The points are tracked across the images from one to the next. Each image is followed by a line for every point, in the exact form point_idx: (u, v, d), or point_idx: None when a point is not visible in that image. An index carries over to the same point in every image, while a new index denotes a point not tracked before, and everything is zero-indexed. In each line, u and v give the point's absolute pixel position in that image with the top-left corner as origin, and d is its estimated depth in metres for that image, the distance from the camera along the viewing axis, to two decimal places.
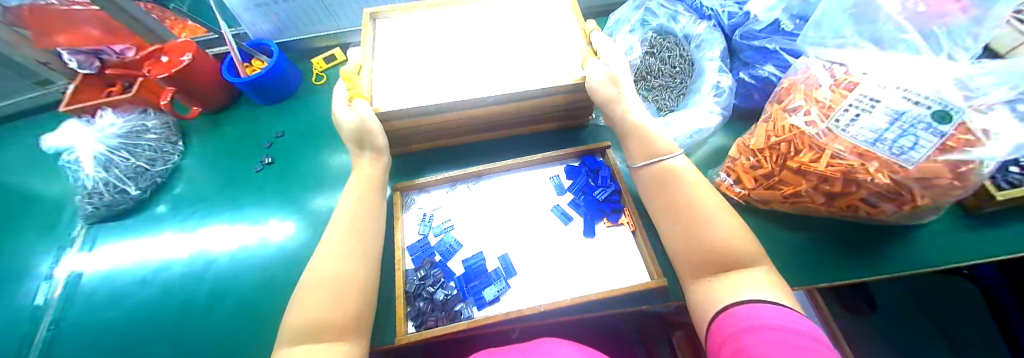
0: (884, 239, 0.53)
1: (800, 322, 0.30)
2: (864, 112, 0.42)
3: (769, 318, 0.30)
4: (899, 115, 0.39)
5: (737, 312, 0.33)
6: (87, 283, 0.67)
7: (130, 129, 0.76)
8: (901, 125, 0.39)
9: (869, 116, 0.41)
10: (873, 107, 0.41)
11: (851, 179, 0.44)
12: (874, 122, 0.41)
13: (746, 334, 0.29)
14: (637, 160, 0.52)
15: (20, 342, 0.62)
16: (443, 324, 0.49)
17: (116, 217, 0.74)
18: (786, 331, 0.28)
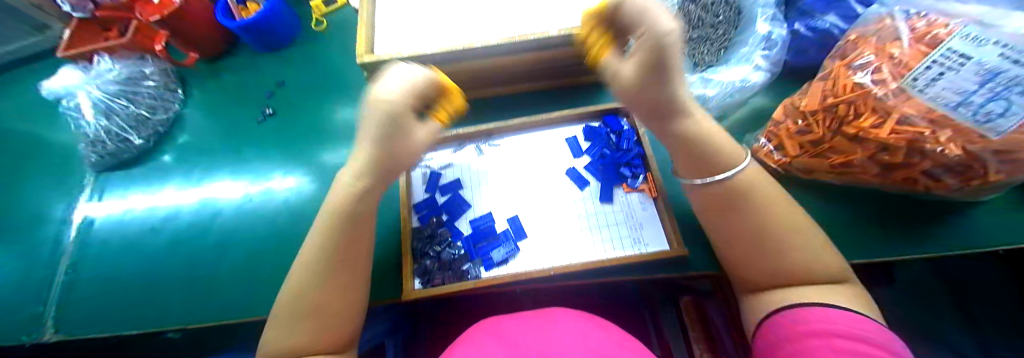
0: (931, 215, 0.49)
1: (870, 330, 0.27)
2: (950, 71, 0.30)
3: (831, 322, 0.28)
4: (992, 75, 0.27)
5: (793, 313, 0.31)
6: (103, 229, 0.70)
7: (127, 75, 0.73)
8: (995, 88, 0.28)
9: (953, 76, 0.30)
10: (962, 65, 0.29)
11: (916, 148, 0.38)
12: (958, 83, 0.30)
13: (806, 338, 0.28)
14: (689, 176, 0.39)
15: (44, 282, 0.67)
16: (450, 282, 0.48)
17: (122, 166, 0.74)
18: (850, 339, 0.26)
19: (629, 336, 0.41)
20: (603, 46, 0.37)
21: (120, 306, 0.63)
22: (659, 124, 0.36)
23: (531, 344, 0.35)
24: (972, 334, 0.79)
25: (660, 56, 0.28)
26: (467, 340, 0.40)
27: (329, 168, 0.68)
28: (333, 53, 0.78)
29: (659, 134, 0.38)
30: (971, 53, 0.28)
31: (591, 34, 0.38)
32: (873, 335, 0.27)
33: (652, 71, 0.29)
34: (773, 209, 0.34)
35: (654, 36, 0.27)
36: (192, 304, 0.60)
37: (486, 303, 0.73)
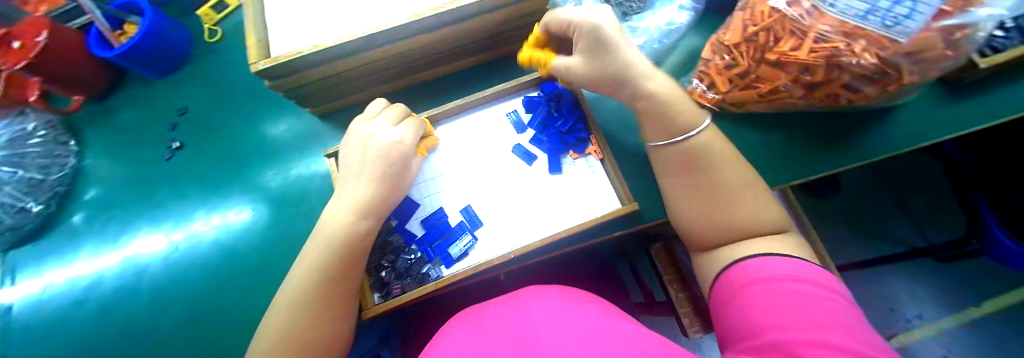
0: (860, 126, 0.51)
1: (818, 275, 0.28)
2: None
3: (776, 269, 0.28)
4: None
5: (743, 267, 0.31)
6: (19, 313, 0.62)
7: (11, 136, 0.57)
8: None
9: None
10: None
11: (834, 63, 0.37)
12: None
13: (748, 288, 0.28)
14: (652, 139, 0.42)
15: None
16: (411, 289, 0.47)
17: (24, 241, 0.64)
18: (792, 280, 0.27)
19: (594, 295, 0.41)
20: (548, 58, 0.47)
21: None
22: (625, 93, 0.41)
23: (492, 323, 0.33)
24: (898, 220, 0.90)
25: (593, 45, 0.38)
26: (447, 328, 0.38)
27: (257, 193, 0.65)
28: (236, 67, 0.70)
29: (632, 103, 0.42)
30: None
31: (535, 61, 0.48)
32: (815, 277, 0.27)
33: (592, 50, 0.39)
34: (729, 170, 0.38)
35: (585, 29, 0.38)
36: None
37: (466, 294, 0.72)
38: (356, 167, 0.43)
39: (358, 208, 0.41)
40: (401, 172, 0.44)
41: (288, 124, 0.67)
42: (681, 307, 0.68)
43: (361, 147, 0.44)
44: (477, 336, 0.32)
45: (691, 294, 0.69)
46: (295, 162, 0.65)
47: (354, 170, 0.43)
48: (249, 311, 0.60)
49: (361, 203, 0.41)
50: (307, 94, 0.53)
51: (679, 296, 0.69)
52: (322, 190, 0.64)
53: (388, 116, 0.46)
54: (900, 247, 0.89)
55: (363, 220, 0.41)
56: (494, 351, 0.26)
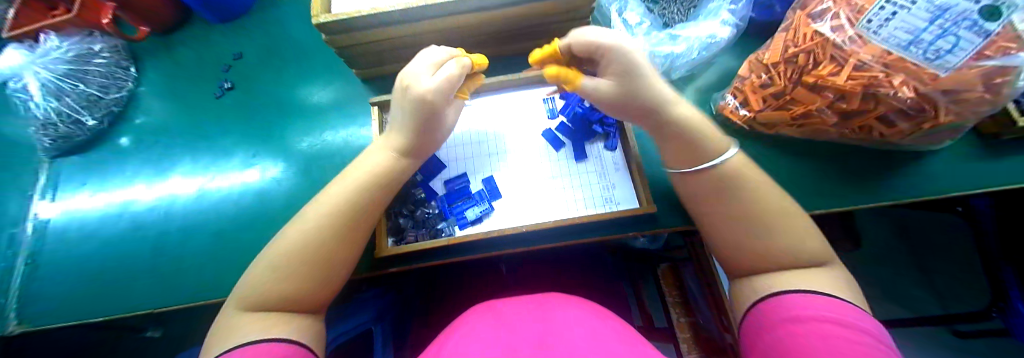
0: (893, 166, 0.50)
1: (844, 314, 0.27)
2: (902, 11, 0.30)
3: (812, 309, 0.27)
4: (942, 12, 0.27)
5: (774, 300, 0.30)
6: (58, 218, 0.67)
7: (77, 52, 0.64)
8: (943, 25, 0.28)
9: (904, 16, 0.30)
10: (914, 3, 0.28)
11: (872, 93, 0.37)
12: (910, 22, 0.30)
13: (784, 326, 0.27)
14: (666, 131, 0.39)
15: None
16: (423, 239, 0.49)
17: (78, 151, 0.70)
18: (833, 324, 0.25)
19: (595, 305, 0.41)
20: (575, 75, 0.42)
21: (92, 293, 0.63)
22: (653, 121, 0.40)
23: (517, 324, 0.33)
24: (918, 281, 0.87)
25: (631, 58, 0.36)
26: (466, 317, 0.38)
27: (293, 143, 0.69)
28: (294, 24, 0.74)
29: (658, 132, 0.40)
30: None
31: (557, 76, 0.41)
32: (861, 324, 0.26)
33: (626, 74, 0.37)
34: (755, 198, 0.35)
35: (620, 51, 0.36)
36: (159, 286, 0.63)
37: (468, 276, 0.73)
38: (401, 107, 0.41)
39: (402, 147, 0.42)
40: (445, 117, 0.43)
41: (331, 83, 0.71)
42: (681, 332, 0.67)
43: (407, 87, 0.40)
44: (495, 331, 0.31)
45: (692, 321, 0.69)
46: (332, 121, 0.69)
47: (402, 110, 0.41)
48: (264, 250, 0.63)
49: (406, 140, 0.42)
50: (355, 55, 0.56)
51: (680, 321, 0.69)
52: (352, 151, 0.67)
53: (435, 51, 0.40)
54: (917, 311, 0.85)
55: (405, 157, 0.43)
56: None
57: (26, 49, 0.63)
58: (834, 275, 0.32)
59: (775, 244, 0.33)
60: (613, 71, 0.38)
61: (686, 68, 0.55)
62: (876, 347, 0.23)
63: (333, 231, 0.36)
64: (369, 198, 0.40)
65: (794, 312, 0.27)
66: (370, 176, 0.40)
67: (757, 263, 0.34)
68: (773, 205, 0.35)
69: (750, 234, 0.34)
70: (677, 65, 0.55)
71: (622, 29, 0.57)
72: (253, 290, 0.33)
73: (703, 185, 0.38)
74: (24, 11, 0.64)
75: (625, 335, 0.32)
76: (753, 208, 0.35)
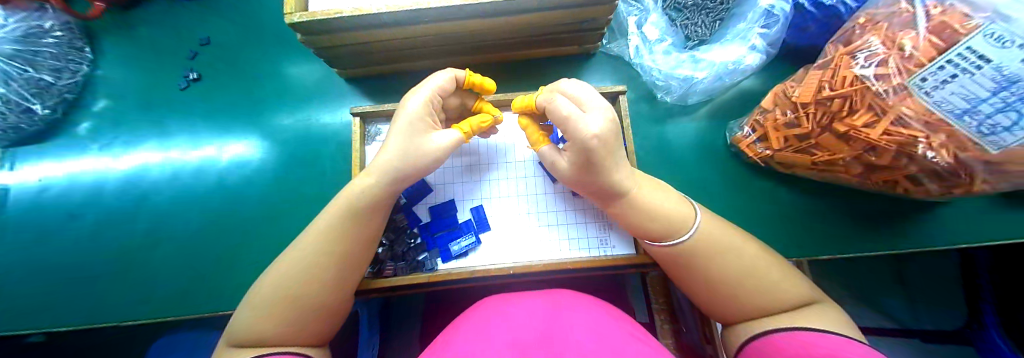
0: (904, 213, 0.49)
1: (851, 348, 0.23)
2: (963, 75, 0.25)
3: (810, 343, 0.25)
4: (1009, 84, 0.22)
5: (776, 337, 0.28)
6: (15, 214, 0.62)
7: (23, 31, 0.54)
8: (1008, 98, 0.23)
9: (964, 81, 0.25)
10: (979, 68, 0.24)
11: (905, 152, 0.34)
12: (969, 90, 0.25)
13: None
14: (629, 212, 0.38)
15: None
16: (402, 274, 0.46)
17: (30, 141, 0.63)
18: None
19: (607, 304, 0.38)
20: (538, 138, 0.41)
21: (58, 296, 0.60)
22: (603, 201, 0.39)
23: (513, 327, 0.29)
24: None
25: (586, 151, 0.33)
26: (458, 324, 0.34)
27: (271, 143, 0.63)
28: (268, 5, 0.65)
29: (606, 209, 0.40)
30: (992, 56, 0.22)
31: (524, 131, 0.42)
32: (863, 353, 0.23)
33: (580, 162, 0.35)
34: (727, 246, 0.35)
35: (576, 143, 0.33)
36: (129, 293, 0.60)
37: None
38: (407, 123, 0.38)
39: (392, 162, 0.38)
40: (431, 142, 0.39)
41: (314, 79, 0.64)
42: (665, 338, 0.57)
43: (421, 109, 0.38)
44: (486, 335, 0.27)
45: (677, 329, 0.59)
46: (314, 119, 0.63)
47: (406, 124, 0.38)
48: (243, 255, 0.60)
49: (400, 155, 0.38)
50: (336, 56, 0.49)
51: (663, 328, 0.59)
52: (334, 157, 0.62)
53: (440, 79, 0.39)
54: None
55: (390, 180, 0.38)
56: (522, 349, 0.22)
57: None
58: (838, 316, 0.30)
59: (758, 295, 0.32)
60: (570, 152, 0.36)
61: (702, 94, 0.53)
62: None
63: (313, 274, 0.34)
64: (353, 232, 0.37)
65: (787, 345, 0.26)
66: (355, 208, 0.37)
67: (741, 309, 0.33)
68: (749, 256, 0.35)
69: (727, 279, 0.34)
70: (694, 90, 0.52)
71: (638, 43, 0.51)
72: (240, 323, 0.32)
73: (663, 255, 0.38)
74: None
75: (642, 339, 0.28)
76: (727, 253, 0.35)
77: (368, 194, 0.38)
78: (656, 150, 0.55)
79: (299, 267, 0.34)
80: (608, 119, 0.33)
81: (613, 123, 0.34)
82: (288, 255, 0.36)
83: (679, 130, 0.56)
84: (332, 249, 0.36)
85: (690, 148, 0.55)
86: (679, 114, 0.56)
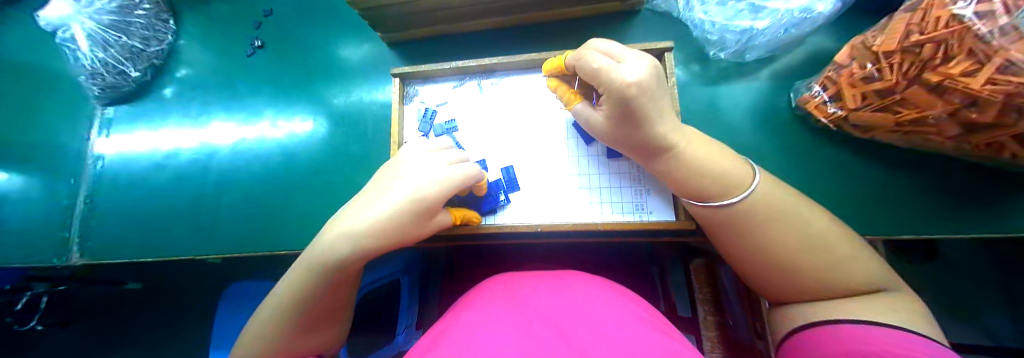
0: (997, 189, 0.44)
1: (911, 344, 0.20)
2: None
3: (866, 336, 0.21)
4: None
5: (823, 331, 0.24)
6: (112, 164, 0.72)
7: (119, 2, 0.62)
8: None
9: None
10: None
11: (1014, 105, 0.29)
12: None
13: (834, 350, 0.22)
14: (675, 172, 0.35)
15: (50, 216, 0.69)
16: (435, 224, 0.48)
17: (125, 101, 0.73)
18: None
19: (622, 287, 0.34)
20: (572, 96, 0.40)
21: (141, 236, 0.69)
22: (642, 158, 0.38)
23: (545, 317, 0.23)
24: None
25: (624, 102, 0.32)
26: (482, 299, 0.29)
27: (319, 108, 0.67)
28: None
29: (648, 167, 0.38)
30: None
31: (556, 91, 0.42)
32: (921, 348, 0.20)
33: (618, 117, 0.34)
34: (789, 210, 0.31)
35: (613, 96, 0.32)
36: (197, 237, 0.67)
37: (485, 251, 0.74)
38: (409, 204, 0.33)
39: (376, 230, 0.32)
40: (432, 225, 0.36)
41: (360, 46, 0.68)
42: (705, 330, 0.53)
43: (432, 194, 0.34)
44: (512, 322, 0.22)
45: (723, 321, 0.54)
46: (360, 84, 0.67)
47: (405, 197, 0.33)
48: (295, 210, 0.65)
49: (383, 234, 0.32)
50: (381, 16, 0.52)
51: (706, 320, 0.55)
52: (376, 119, 0.65)
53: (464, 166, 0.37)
54: None
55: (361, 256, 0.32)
56: (536, 343, 0.18)
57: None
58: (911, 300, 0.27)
59: (819, 269, 0.29)
60: (605, 106, 0.35)
61: (763, 49, 0.50)
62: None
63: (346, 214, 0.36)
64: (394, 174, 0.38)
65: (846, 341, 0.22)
66: None
67: (800, 284, 0.29)
68: (817, 223, 0.31)
69: (783, 250, 0.30)
70: (754, 44, 0.49)
71: None
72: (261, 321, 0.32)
73: (712, 217, 0.35)
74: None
75: (664, 329, 0.23)
76: (791, 214, 0.31)
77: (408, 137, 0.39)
78: (704, 114, 0.53)
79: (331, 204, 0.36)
80: (648, 67, 0.32)
81: (652, 71, 0.32)
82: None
83: (731, 92, 0.53)
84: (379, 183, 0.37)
85: (735, 114, 0.52)
86: (734, 75, 0.53)
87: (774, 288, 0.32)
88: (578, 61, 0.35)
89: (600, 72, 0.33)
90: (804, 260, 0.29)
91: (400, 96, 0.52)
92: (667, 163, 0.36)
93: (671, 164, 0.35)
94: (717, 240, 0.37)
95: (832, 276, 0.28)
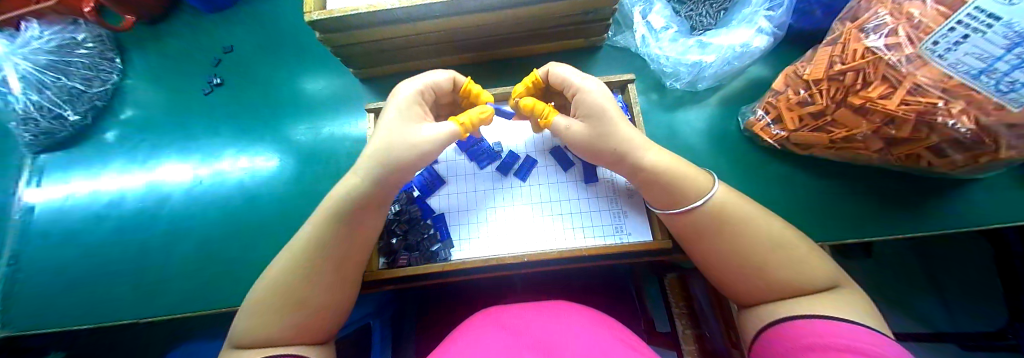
0: (924, 193, 0.49)
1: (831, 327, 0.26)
2: (975, 34, 0.25)
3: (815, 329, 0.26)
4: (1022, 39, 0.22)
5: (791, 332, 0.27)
6: (40, 216, 0.64)
7: (58, 42, 0.59)
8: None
9: (978, 40, 0.24)
10: (990, 26, 0.23)
11: (926, 122, 0.33)
12: (983, 48, 0.24)
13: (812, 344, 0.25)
14: (651, 165, 0.38)
15: None
16: (417, 263, 0.45)
17: (59, 147, 0.66)
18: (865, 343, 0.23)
19: (585, 311, 0.37)
20: (549, 110, 0.42)
21: (75, 298, 0.61)
22: (624, 163, 0.40)
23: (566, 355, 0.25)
24: None
25: (593, 99, 0.39)
26: (479, 343, 0.29)
27: (285, 146, 0.65)
28: (288, 14, 0.69)
29: (624, 172, 0.41)
30: (1000, 13, 0.22)
31: (533, 110, 0.42)
32: (843, 326, 0.25)
33: (593, 118, 0.40)
34: (751, 223, 0.34)
35: (584, 97, 0.39)
36: (144, 294, 0.61)
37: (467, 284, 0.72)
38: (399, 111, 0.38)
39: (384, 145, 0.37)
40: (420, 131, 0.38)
41: (329, 80, 0.66)
42: (686, 345, 0.48)
43: (404, 100, 0.39)
44: None
45: (701, 334, 0.50)
46: (329, 120, 0.65)
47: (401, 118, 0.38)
48: (260, 256, 0.60)
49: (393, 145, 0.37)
50: (352, 54, 0.52)
51: (685, 334, 0.50)
52: (347, 154, 0.63)
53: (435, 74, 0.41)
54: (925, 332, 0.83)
55: (388, 169, 0.37)
56: None
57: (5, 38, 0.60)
58: (863, 302, 0.30)
59: (783, 279, 0.32)
60: (581, 112, 0.41)
61: (712, 79, 0.54)
62: (854, 330, 0.25)
63: (318, 264, 0.34)
64: (371, 223, 0.37)
65: (810, 337, 0.25)
66: (367, 188, 0.37)
67: (767, 292, 0.32)
68: (784, 239, 0.34)
69: (746, 263, 0.33)
70: (703, 75, 0.53)
71: (644, 32, 0.53)
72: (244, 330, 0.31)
73: (689, 228, 0.38)
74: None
75: (633, 345, 0.29)
76: (754, 232, 0.34)
77: (345, 195, 0.35)
78: (666, 138, 0.56)
79: (302, 252, 0.34)
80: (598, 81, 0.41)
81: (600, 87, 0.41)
82: (296, 236, 0.35)
83: (687, 117, 0.57)
84: (361, 224, 0.36)
85: (696, 136, 0.56)
86: (689, 102, 0.57)
87: (746, 298, 0.34)
88: (549, 72, 0.43)
89: (564, 82, 0.41)
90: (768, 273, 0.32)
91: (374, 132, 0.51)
92: (643, 161, 0.39)
93: (649, 163, 0.38)
94: (694, 257, 0.40)
95: (791, 285, 0.31)
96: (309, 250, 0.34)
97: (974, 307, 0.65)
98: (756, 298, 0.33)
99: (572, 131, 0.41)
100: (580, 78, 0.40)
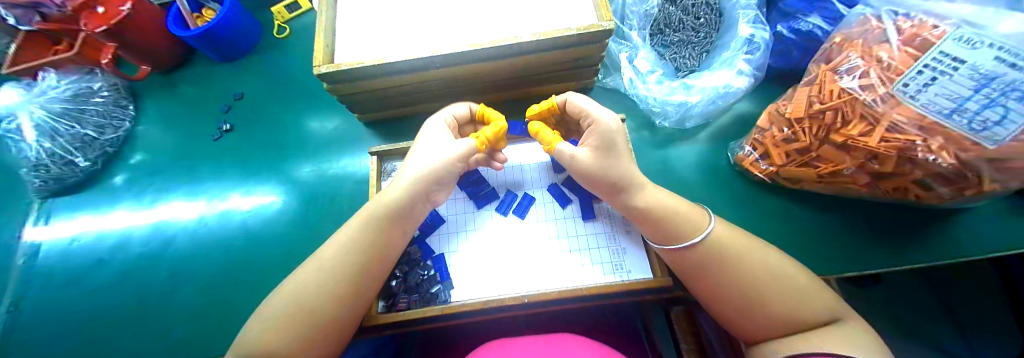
0: (920, 222, 0.50)
1: None
2: (943, 76, 0.27)
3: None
4: (988, 81, 0.25)
5: None
6: (43, 261, 0.65)
7: (74, 91, 0.63)
8: (991, 93, 0.25)
9: (945, 82, 0.27)
10: (956, 68, 0.26)
11: (908, 158, 0.34)
12: (952, 89, 0.27)
13: None
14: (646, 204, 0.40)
15: None
16: (416, 307, 0.45)
17: (68, 191, 0.68)
18: None
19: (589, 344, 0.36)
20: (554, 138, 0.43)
21: (67, 346, 0.60)
22: (619, 197, 0.41)
23: None
24: None
25: (608, 134, 0.40)
26: None
27: (288, 186, 0.66)
28: (298, 63, 0.73)
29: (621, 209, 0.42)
30: (966, 57, 0.26)
31: (538, 134, 0.43)
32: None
33: (601, 147, 0.40)
34: (749, 260, 0.34)
35: (598, 127, 0.40)
36: (138, 341, 0.59)
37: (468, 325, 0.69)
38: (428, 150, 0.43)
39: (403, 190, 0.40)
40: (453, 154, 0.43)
41: (336, 121, 0.69)
42: None
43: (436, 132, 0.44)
44: None
45: None
46: (333, 162, 0.67)
47: (426, 149, 0.43)
48: (258, 300, 0.59)
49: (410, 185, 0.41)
50: (358, 101, 0.55)
51: None
52: (349, 194, 0.64)
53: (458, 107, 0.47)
54: None
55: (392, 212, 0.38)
56: None
57: (24, 88, 0.63)
58: (873, 340, 0.29)
59: (787, 317, 0.31)
60: (591, 141, 0.41)
61: (699, 117, 0.57)
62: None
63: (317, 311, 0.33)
64: (373, 268, 0.37)
65: None
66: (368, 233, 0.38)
67: (772, 328, 0.32)
68: (784, 275, 0.34)
69: (749, 299, 0.33)
70: (691, 114, 0.56)
71: (632, 76, 0.56)
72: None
73: (689, 264, 0.38)
74: (25, 46, 0.64)
75: None
76: (751, 270, 0.34)
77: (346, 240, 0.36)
78: (660, 173, 0.58)
79: (300, 299, 0.34)
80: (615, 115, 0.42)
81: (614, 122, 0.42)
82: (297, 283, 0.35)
83: (680, 152, 0.58)
84: (362, 268, 0.36)
85: (690, 169, 0.58)
86: (680, 138, 0.59)
87: (752, 335, 0.34)
88: (567, 99, 0.44)
89: (581, 110, 0.42)
90: (771, 310, 0.32)
91: (377, 174, 0.53)
92: (636, 196, 0.40)
93: (646, 200, 0.40)
94: (695, 293, 0.39)
95: (795, 322, 0.31)
96: (312, 296, 0.34)
97: (989, 339, 0.63)
98: (769, 334, 0.32)
99: (579, 157, 0.41)
100: (597, 110, 0.41)
